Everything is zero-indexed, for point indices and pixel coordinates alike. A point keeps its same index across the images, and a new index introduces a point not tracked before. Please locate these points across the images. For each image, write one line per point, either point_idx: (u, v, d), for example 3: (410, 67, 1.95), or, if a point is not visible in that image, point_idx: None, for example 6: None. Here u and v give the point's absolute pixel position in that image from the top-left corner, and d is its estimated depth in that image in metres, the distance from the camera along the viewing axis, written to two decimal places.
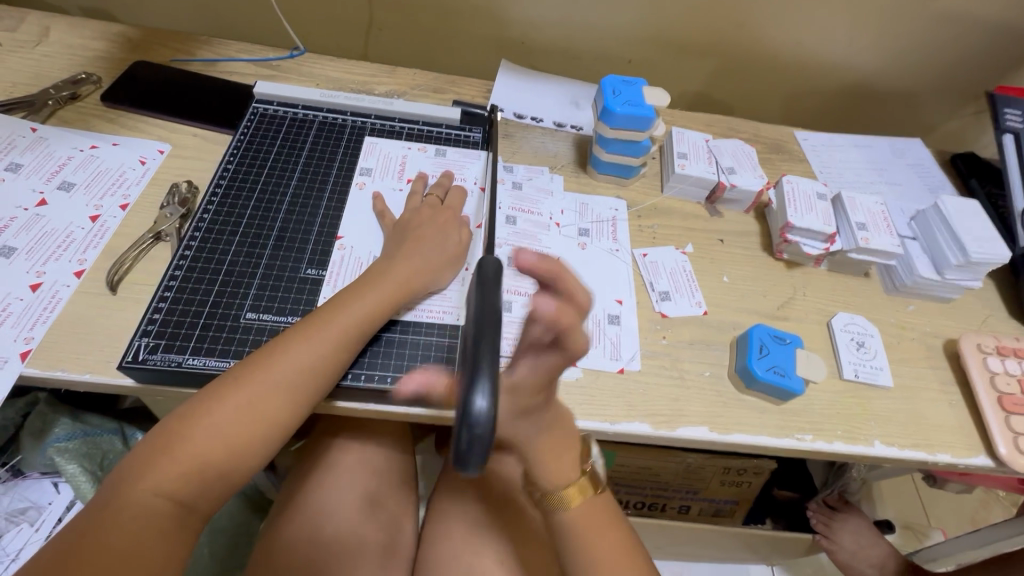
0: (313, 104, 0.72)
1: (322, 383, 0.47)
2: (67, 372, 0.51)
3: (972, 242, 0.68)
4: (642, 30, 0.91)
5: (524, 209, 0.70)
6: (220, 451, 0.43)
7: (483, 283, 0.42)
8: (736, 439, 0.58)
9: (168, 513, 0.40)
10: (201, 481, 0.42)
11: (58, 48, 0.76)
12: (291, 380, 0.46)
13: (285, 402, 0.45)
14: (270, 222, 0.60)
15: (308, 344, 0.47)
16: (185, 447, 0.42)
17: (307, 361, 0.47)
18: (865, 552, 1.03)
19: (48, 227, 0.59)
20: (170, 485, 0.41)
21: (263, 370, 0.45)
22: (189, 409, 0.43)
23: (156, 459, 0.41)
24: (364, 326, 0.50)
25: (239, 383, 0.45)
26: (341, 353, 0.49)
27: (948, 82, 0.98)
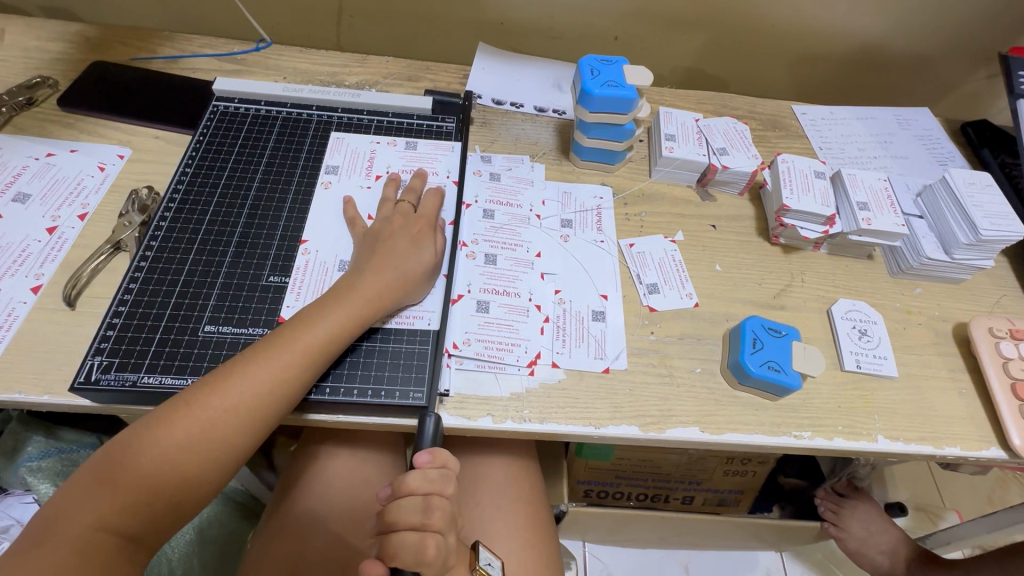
0: (276, 100, 0.68)
1: (280, 405, 0.46)
2: (25, 395, 0.49)
3: (983, 219, 0.63)
4: (626, 3, 0.86)
5: (503, 202, 0.67)
6: (166, 479, 0.41)
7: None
8: (729, 439, 0.55)
9: (112, 545, 0.39)
10: (151, 512, 0.41)
11: (15, 52, 0.73)
12: (244, 402, 0.44)
13: (238, 425, 0.44)
14: (230, 228, 0.57)
15: (264, 363, 0.45)
16: (130, 476, 0.41)
17: (262, 382, 0.45)
18: (874, 539, 1.00)
19: (3, 241, 0.57)
20: (113, 517, 0.40)
21: (215, 396, 0.44)
22: (135, 437, 0.42)
23: (98, 491, 0.40)
24: (325, 341, 0.48)
25: (191, 407, 0.43)
26: (303, 372, 0.47)
27: (957, 43, 0.92)
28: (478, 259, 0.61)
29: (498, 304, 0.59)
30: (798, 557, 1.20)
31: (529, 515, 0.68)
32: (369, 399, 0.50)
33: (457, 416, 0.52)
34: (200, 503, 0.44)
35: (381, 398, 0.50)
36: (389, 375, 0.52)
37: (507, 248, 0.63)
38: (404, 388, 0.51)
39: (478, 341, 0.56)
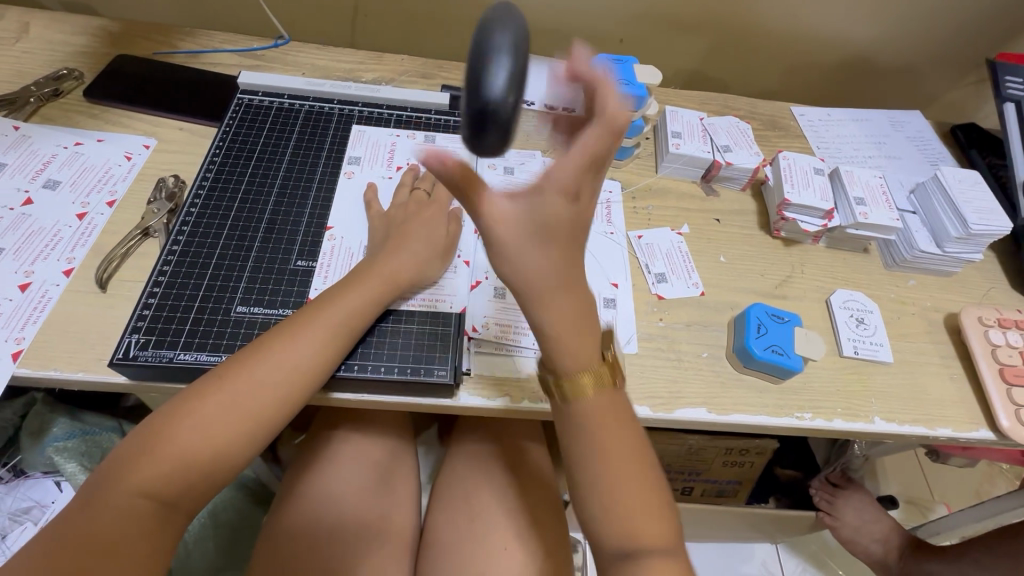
0: (298, 93, 0.70)
1: (309, 380, 0.48)
2: (61, 372, 0.50)
3: (973, 214, 0.67)
4: (633, 7, 0.89)
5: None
6: (203, 449, 0.43)
7: (482, 25, 0.41)
8: (735, 420, 0.58)
9: (152, 512, 0.41)
10: (188, 480, 0.43)
11: (39, 44, 0.75)
12: (273, 378, 0.46)
13: (269, 400, 0.46)
14: (257, 215, 0.59)
15: (294, 341, 0.48)
16: (169, 446, 0.42)
17: (292, 359, 0.47)
18: (867, 527, 1.03)
19: (35, 226, 0.58)
20: (152, 486, 0.41)
21: (248, 370, 0.46)
22: (173, 409, 0.44)
23: (139, 459, 0.42)
24: (351, 320, 0.51)
25: (226, 381, 0.45)
26: (329, 347, 0.49)
27: (947, 51, 0.96)
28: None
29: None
30: (793, 548, 1.23)
31: (539, 498, 0.70)
32: (394, 376, 0.52)
33: (478, 396, 0.54)
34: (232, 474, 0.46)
35: (407, 375, 0.52)
36: (413, 355, 0.54)
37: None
38: (428, 367, 0.53)
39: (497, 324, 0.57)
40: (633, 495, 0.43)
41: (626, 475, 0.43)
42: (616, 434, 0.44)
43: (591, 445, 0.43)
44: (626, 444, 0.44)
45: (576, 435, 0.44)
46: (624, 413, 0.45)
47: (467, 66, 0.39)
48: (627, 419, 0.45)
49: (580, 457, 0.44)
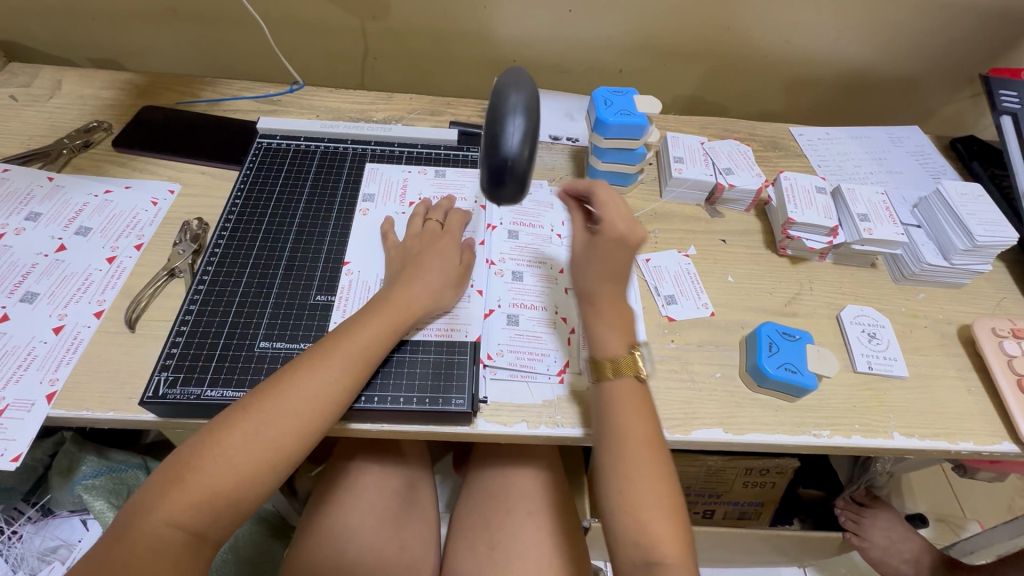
0: (314, 135, 0.74)
1: (328, 409, 0.49)
2: (91, 411, 0.52)
3: (978, 226, 0.67)
4: (630, 39, 0.92)
5: (526, 223, 0.71)
6: (227, 480, 0.44)
7: (496, 90, 0.47)
8: (752, 439, 0.58)
9: (182, 543, 0.43)
10: (214, 510, 0.44)
11: (71, 99, 0.79)
12: (294, 409, 0.47)
13: (289, 429, 0.47)
14: (278, 253, 0.62)
15: (313, 373, 0.49)
16: (195, 478, 0.44)
17: (312, 389, 0.48)
18: (898, 547, 1.01)
19: (68, 271, 0.61)
20: (181, 518, 0.43)
21: (269, 401, 0.47)
22: (199, 441, 0.45)
23: (168, 490, 0.43)
24: (367, 350, 0.52)
25: (248, 413, 0.46)
26: (349, 377, 0.50)
27: (941, 66, 0.98)
28: (506, 276, 0.65)
29: (528, 316, 0.62)
30: (821, 571, 1.20)
31: (558, 524, 0.70)
32: (413, 406, 0.53)
33: (495, 422, 0.55)
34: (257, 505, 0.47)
35: (425, 405, 0.53)
36: (430, 385, 0.55)
37: (532, 264, 0.67)
38: (446, 396, 0.54)
39: (511, 352, 0.59)
40: (649, 488, 0.49)
41: (651, 474, 0.50)
42: (638, 422, 0.52)
43: (624, 455, 0.50)
44: (646, 438, 0.51)
45: (610, 419, 0.52)
46: (652, 438, 0.52)
47: (486, 127, 0.46)
48: (646, 407, 0.53)
49: (609, 435, 0.52)
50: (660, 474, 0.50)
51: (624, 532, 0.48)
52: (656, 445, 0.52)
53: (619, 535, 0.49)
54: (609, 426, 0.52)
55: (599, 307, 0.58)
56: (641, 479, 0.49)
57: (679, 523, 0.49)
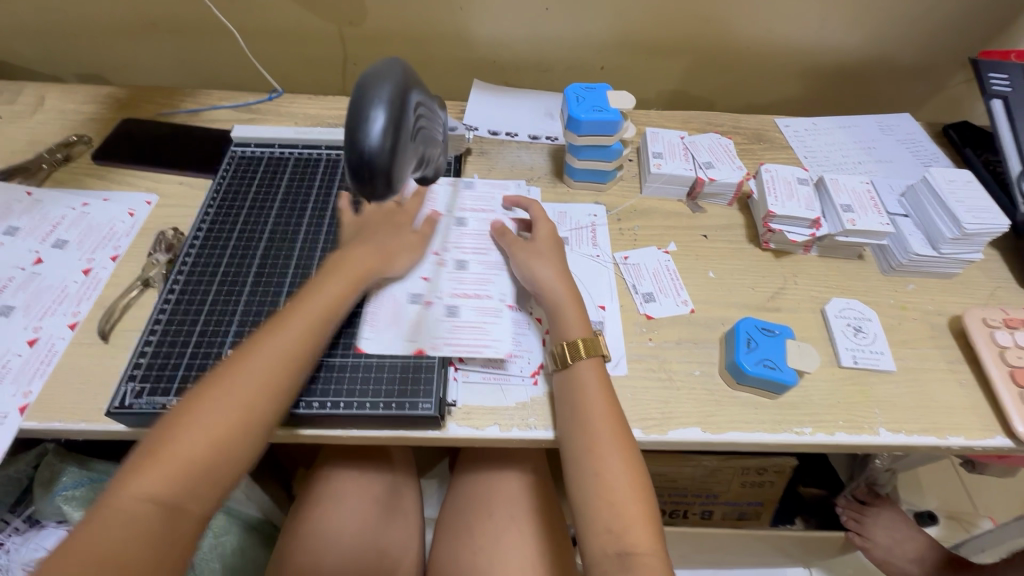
0: (289, 142, 0.74)
1: (294, 366, 0.50)
2: (63, 422, 0.53)
3: (966, 214, 0.65)
4: (609, 35, 0.91)
5: (485, 209, 0.71)
6: (199, 445, 0.44)
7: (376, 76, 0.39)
8: (731, 438, 0.56)
9: (159, 515, 0.42)
10: (190, 481, 0.43)
11: (53, 114, 0.80)
12: (257, 369, 0.48)
13: (255, 390, 0.47)
14: (248, 260, 0.62)
15: (277, 335, 0.51)
16: (167, 451, 0.43)
17: (276, 350, 0.50)
18: (901, 547, 0.99)
19: (44, 284, 0.62)
20: (155, 489, 0.42)
21: (238, 366, 0.48)
22: (169, 419, 0.45)
23: (141, 467, 0.43)
24: (328, 310, 0.54)
25: (218, 381, 0.47)
26: (312, 335, 0.52)
27: (932, 51, 0.96)
28: (470, 266, 0.65)
29: (492, 305, 0.61)
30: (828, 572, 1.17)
31: (541, 527, 0.69)
32: (380, 411, 0.53)
33: (466, 426, 0.54)
34: (236, 476, 0.46)
35: (392, 410, 0.53)
36: (397, 390, 0.54)
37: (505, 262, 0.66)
38: (413, 400, 0.54)
39: (476, 343, 0.58)
40: (620, 470, 0.50)
41: (610, 429, 0.52)
42: (603, 410, 0.53)
43: (585, 409, 0.53)
44: (612, 426, 0.52)
45: (580, 417, 0.53)
46: (609, 397, 0.54)
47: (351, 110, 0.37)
48: (609, 395, 0.54)
49: (579, 427, 0.52)
50: (620, 433, 0.52)
51: (597, 522, 0.49)
52: (610, 400, 0.54)
53: (593, 524, 0.50)
54: (579, 419, 0.53)
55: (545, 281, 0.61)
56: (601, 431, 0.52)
57: (650, 508, 0.50)
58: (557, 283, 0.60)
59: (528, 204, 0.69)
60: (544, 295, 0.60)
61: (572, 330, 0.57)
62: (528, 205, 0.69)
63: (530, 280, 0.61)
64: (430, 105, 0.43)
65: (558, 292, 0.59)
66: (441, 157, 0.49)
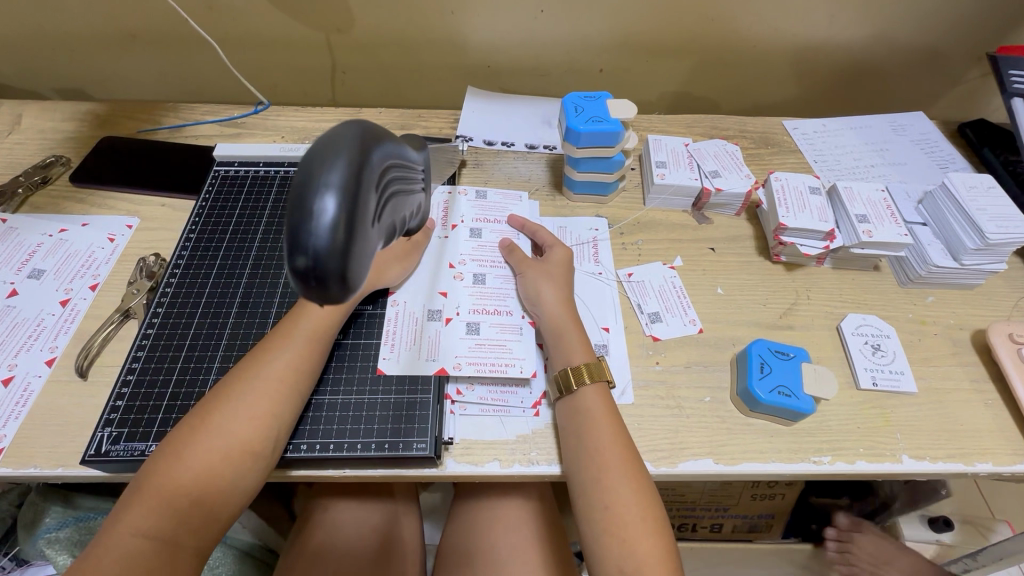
0: (274, 160, 0.71)
1: (286, 387, 0.48)
2: (39, 468, 0.50)
3: (990, 223, 0.62)
4: (609, 37, 0.88)
5: (489, 218, 0.68)
6: (190, 475, 0.43)
7: (320, 147, 0.30)
8: (745, 470, 0.53)
9: (151, 551, 0.40)
10: (182, 512, 0.42)
11: (30, 134, 0.77)
12: (248, 393, 0.47)
13: (245, 413, 0.45)
14: (232, 288, 0.59)
15: (265, 354, 0.49)
16: (158, 483, 0.42)
17: (264, 369, 0.48)
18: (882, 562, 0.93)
19: (19, 317, 0.59)
20: (145, 524, 0.41)
21: (229, 390, 0.47)
22: (162, 448, 0.44)
23: (133, 500, 0.41)
24: (317, 327, 0.52)
25: (209, 407, 0.46)
26: (305, 354, 0.50)
27: (945, 46, 0.92)
28: (466, 280, 0.61)
29: (489, 323, 0.58)
30: None
31: (547, 557, 0.65)
32: (372, 452, 0.50)
33: (465, 463, 0.51)
34: (233, 506, 0.44)
35: (384, 451, 0.50)
36: (391, 428, 0.51)
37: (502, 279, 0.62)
38: (407, 440, 0.51)
39: (470, 364, 0.55)
40: (630, 500, 0.46)
41: (617, 447, 0.49)
42: (608, 434, 0.50)
43: (590, 426, 0.50)
44: (619, 450, 0.49)
45: (583, 436, 0.50)
46: (611, 412, 0.51)
47: (294, 189, 0.29)
48: (615, 417, 0.51)
49: (584, 454, 0.49)
50: (628, 452, 0.49)
51: (609, 562, 0.45)
52: (615, 417, 0.51)
53: (604, 563, 0.45)
54: (583, 443, 0.50)
55: (550, 304, 0.57)
56: (607, 451, 0.49)
57: (665, 541, 0.46)
58: (558, 307, 0.57)
59: (531, 225, 0.66)
60: (546, 319, 0.57)
61: (576, 355, 0.54)
62: (531, 226, 0.66)
63: (535, 301, 0.58)
64: (397, 163, 0.35)
65: (561, 315, 0.56)
66: (411, 210, 0.41)
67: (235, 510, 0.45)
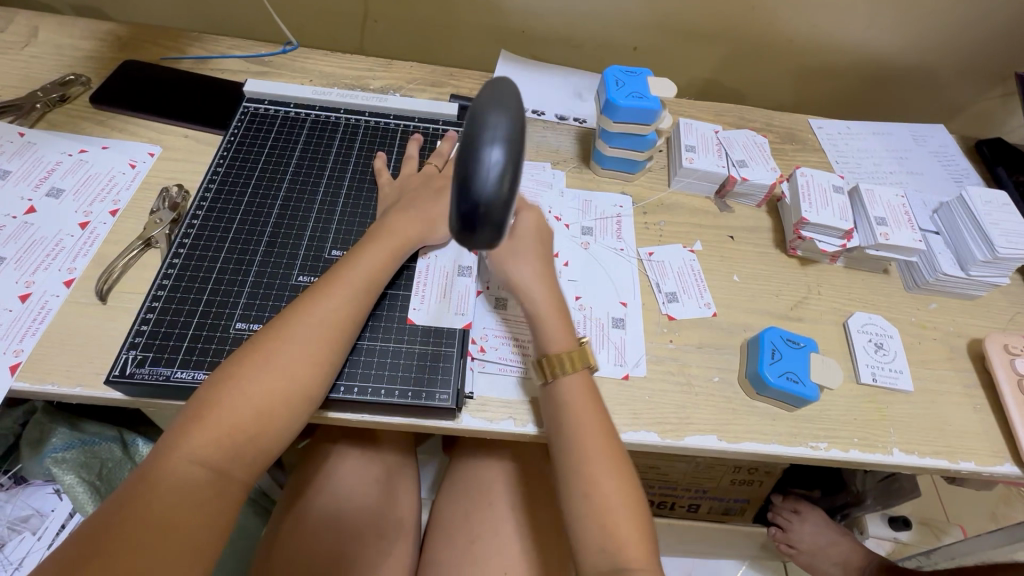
0: (304, 102, 0.70)
1: (338, 337, 0.49)
2: (57, 386, 0.49)
3: (999, 237, 0.64)
4: (648, 14, 0.87)
5: None
6: (245, 412, 0.44)
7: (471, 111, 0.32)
8: (746, 449, 0.56)
9: (208, 481, 0.42)
10: (236, 445, 0.43)
11: (47, 48, 0.74)
12: (303, 338, 0.47)
13: (301, 359, 0.46)
14: (260, 227, 0.58)
15: (321, 302, 0.49)
16: (217, 414, 0.43)
17: (320, 317, 0.48)
18: (827, 552, 0.97)
19: (37, 235, 0.58)
20: (203, 453, 0.42)
21: (282, 334, 0.47)
22: (217, 379, 0.45)
23: (191, 428, 0.42)
24: (370, 281, 0.52)
25: (264, 347, 0.46)
26: (356, 308, 0.51)
27: (973, 62, 0.93)
28: None
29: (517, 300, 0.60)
30: None
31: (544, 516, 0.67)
32: (396, 399, 0.51)
33: (480, 419, 0.52)
34: (281, 443, 0.46)
35: (407, 399, 0.51)
36: (415, 377, 0.52)
37: None
38: (430, 390, 0.52)
39: (496, 337, 0.57)
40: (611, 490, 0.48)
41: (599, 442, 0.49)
42: (592, 422, 0.50)
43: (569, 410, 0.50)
44: (605, 444, 0.49)
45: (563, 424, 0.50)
46: (592, 394, 0.52)
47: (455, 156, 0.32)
48: (600, 409, 0.51)
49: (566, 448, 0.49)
50: (607, 432, 0.50)
51: (590, 541, 0.47)
52: (595, 401, 0.51)
53: (584, 539, 0.47)
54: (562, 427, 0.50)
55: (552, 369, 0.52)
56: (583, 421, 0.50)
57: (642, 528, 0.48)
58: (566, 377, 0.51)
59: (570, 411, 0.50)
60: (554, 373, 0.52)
61: (556, 341, 0.53)
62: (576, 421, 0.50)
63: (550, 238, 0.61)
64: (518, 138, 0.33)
65: (538, 296, 0.55)
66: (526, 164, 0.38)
67: (282, 447, 0.47)
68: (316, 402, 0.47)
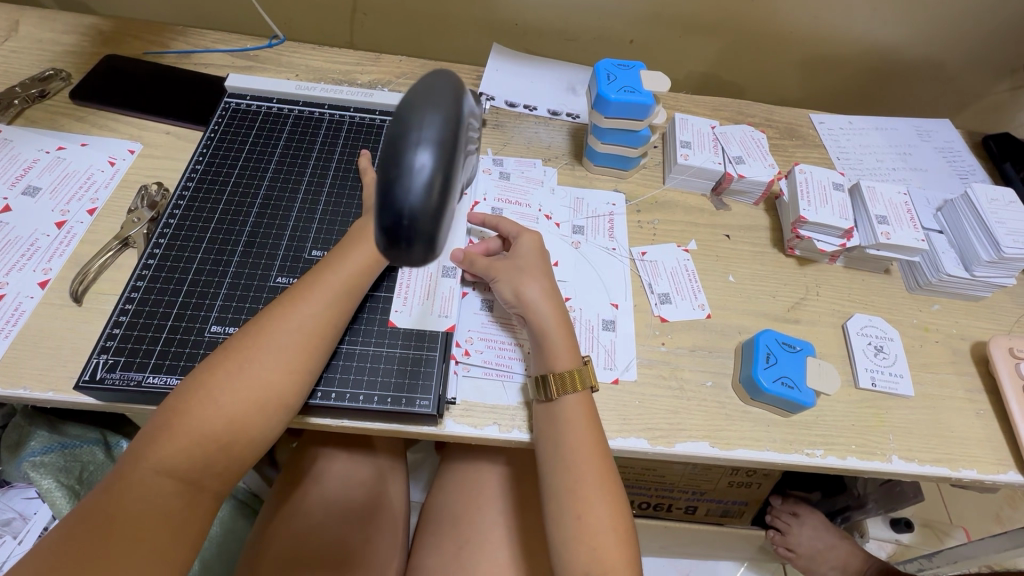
0: (288, 98, 0.68)
1: (315, 342, 0.47)
2: (29, 391, 0.48)
3: (1005, 237, 0.62)
4: (644, 6, 0.84)
5: (511, 200, 0.67)
6: (215, 420, 0.42)
7: (403, 109, 0.30)
8: (739, 456, 0.54)
9: (176, 493, 0.40)
10: (206, 455, 0.42)
11: (27, 43, 0.73)
12: (278, 344, 0.45)
13: (275, 365, 0.45)
14: (239, 226, 0.57)
15: (298, 307, 0.47)
16: (186, 423, 0.41)
17: (296, 323, 0.47)
18: (825, 555, 0.96)
19: (12, 234, 0.56)
20: (170, 464, 0.40)
21: (256, 340, 0.45)
22: (188, 387, 0.43)
23: (159, 437, 0.41)
24: (349, 283, 0.50)
25: (236, 353, 0.45)
26: (335, 312, 0.49)
27: (981, 55, 0.90)
28: None
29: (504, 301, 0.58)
30: None
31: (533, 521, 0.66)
32: (375, 405, 0.49)
33: (464, 424, 0.51)
34: (255, 451, 0.45)
35: (386, 405, 0.50)
36: (395, 382, 0.51)
37: None
38: (410, 395, 0.50)
39: (482, 339, 0.55)
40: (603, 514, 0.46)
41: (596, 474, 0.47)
42: (587, 442, 0.48)
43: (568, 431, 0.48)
44: (598, 466, 0.48)
45: (560, 444, 0.48)
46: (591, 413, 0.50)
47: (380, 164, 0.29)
48: (595, 427, 0.50)
49: (562, 466, 0.48)
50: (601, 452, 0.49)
51: (572, 563, 0.46)
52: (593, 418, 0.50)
53: (569, 563, 0.46)
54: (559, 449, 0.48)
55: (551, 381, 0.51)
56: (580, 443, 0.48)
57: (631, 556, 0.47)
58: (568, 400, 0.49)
59: (566, 431, 0.48)
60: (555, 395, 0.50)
61: (560, 360, 0.51)
62: (571, 441, 0.48)
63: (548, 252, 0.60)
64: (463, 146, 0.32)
65: (544, 315, 0.53)
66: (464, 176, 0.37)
67: (256, 456, 0.45)
68: (291, 409, 0.46)
